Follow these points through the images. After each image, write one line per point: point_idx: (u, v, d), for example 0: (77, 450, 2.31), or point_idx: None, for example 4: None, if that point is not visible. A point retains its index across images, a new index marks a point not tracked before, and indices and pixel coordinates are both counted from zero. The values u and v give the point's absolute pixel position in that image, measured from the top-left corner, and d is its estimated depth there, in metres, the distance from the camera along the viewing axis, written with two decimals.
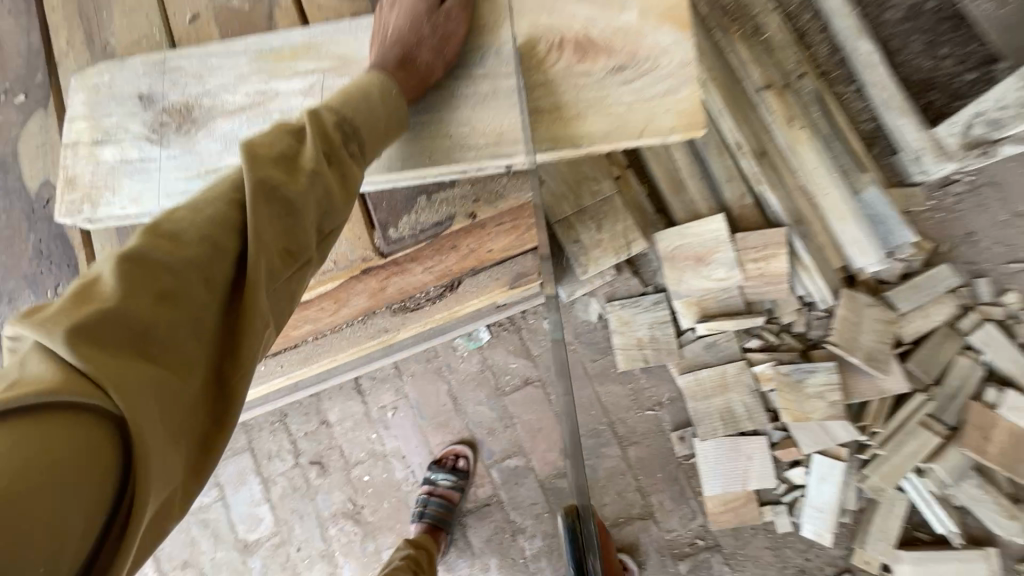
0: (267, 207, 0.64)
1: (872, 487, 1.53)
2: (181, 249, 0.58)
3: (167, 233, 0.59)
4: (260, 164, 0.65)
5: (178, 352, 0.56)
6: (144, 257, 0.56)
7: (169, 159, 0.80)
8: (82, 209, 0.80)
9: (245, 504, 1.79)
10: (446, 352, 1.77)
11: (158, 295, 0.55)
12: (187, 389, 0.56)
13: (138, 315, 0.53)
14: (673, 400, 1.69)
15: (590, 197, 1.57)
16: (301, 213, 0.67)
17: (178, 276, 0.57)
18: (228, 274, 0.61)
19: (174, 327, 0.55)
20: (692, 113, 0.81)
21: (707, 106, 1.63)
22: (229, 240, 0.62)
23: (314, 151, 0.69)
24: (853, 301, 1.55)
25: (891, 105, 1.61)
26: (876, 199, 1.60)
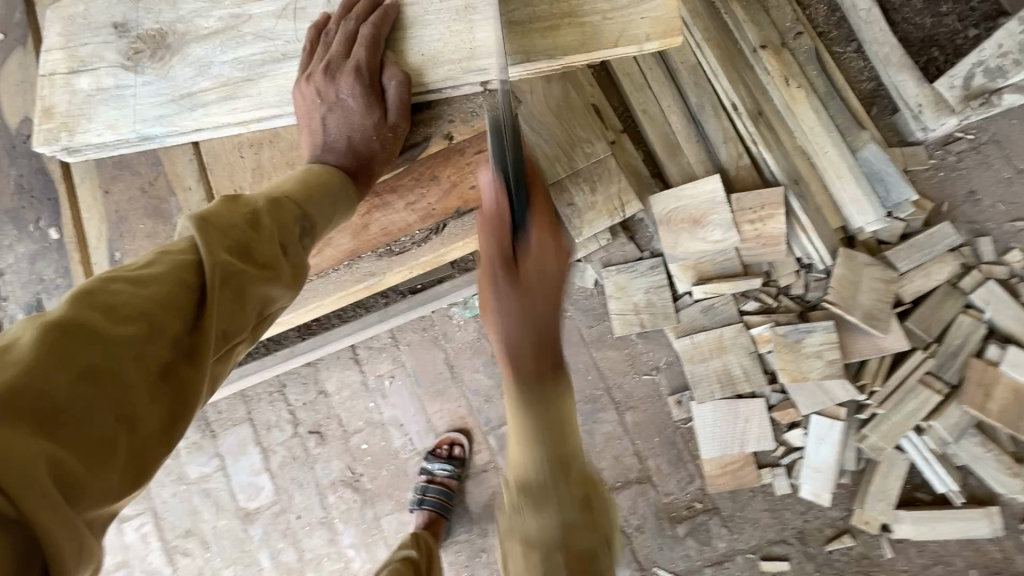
0: (233, 235, 0.63)
1: (871, 446, 1.53)
2: (121, 314, 0.52)
3: (101, 292, 0.53)
4: (215, 227, 0.63)
5: (94, 430, 0.47)
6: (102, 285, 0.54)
7: (144, 85, 0.81)
8: (58, 137, 0.81)
9: (244, 473, 1.79)
10: (442, 320, 1.77)
11: (116, 313, 0.52)
12: (97, 473, 0.47)
13: (86, 328, 0.49)
14: (670, 363, 1.68)
15: (583, 159, 1.55)
16: (254, 283, 0.63)
17: (137, 301, 0.54)
18: (168, 348, 0.55)
19: (99, 403, 0.48)
20: (665, 20, 0.84)
21: (702, 67, 1.62)
22: (173, 306, 0.56)
23: (269, 205, 0.70)
24: (851, 260, 1.52)
25: (890, 60, 1.59)
26: (875, 157, 1.57)
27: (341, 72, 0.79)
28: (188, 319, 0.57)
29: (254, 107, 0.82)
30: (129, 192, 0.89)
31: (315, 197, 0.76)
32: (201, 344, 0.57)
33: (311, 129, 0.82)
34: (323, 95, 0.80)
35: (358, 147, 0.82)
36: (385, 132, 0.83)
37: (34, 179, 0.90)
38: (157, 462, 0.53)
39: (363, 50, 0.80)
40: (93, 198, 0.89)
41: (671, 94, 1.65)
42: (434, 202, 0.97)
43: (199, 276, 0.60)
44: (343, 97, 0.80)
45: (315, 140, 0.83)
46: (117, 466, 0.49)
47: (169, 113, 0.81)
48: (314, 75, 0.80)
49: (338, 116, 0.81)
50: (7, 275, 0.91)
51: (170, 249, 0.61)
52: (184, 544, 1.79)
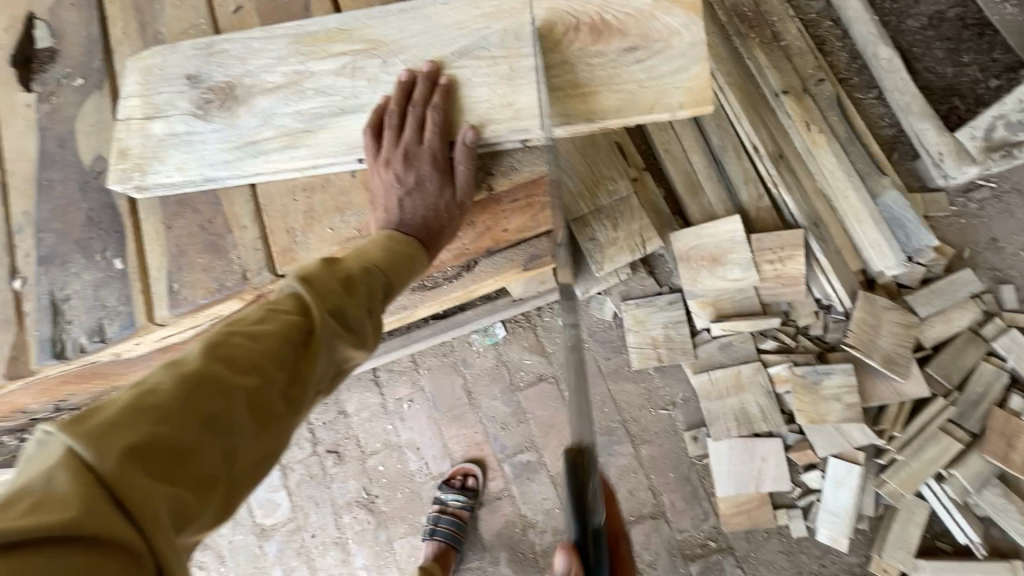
0: (329, 292, 0.68)
1: (889, 493, 1.52)
2: (241, 366, 0.57)
3: (226, 343, 0.58)
4: (319, 291, 0.67)
5: (207, 470, 0.50)
6: (227, 333, 0.59)
7: (212, 132, 0.88)
8: (132, 177, 0.88)
9: (263, 489, 1.83)
10: (462, 347, 1.81)
11: (237, 362, 0.57)
12: (205, 510, 0.49)
13: (211, 374, 0.54)
14: (686, 400, 1.69)
15: (606, 196, 1.59)
16: (345, 349, 0.68)
17: (253, 349, 0.59)
18: (277, 400, 0.58)
19: (213, 446, 0.52)
20: (700, 90, 0.87)
21: (724, 110, 1.67)
22: (286, 361, 0.60)
23: (361, 271, 0.74)
24: (871, 304, 1.53)
25: (912, 109, 1.61)
26: (895, 202, 1.59)
27: (417, 159, 0.85)
28: (294, 375, 0.61)
29: (312, 156, 0.87)
30: (187, 225, 0.95)
31: (394, 263, 0.79)
32: (301, 396, 0.61)
33: (386, 207, 0.87)
34: (402, 180, 0.85)
35: (431, 223, 0.86)
36: (455, 209, 0.87)
37: (97, 209, 0.96)
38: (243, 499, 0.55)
39: (434, 136, 0.84)
40: (153, 230, 0.95)
41: (693, 135, 1.70)
42: (469, 245, 0.98)
43: (307, 334, 0.64)
44: (419, 180, 0.85)
45: (389, 220, 0.87)
46: (219, 503, 0.51)
47: (233, 159, 0.87)
48: (391, 161, 0.85)
49: (416, 199, 0.86)
50: (70, 299, 0.94)
51: (278, 304, 0.66)
52: (201, 558, 1.82)
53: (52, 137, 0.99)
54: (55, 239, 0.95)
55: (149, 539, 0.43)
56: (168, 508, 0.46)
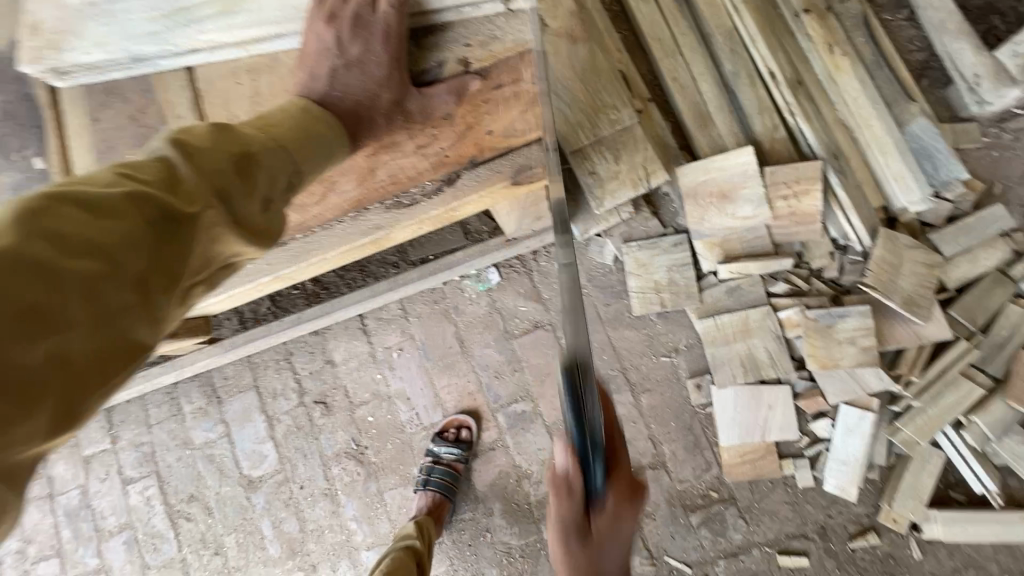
0: (207, 172, 0.60)
1: (903, 441, 1.44)
2: (76, 247, 0.49)
3: (52, 215, 0.48)
4: (199, 167, 0.59)
5: (33, 369, 0.44)
6: (56, 200, 0.49)
7: (136, 0, 0.81)
8: (44, 57, 0.80)
9: (249, 440, 1.77)
10: (453, 293, 1.71)
11: (71, 241, 0.48)
12: (32, 413, 0.44)
13: (35, 253, 0.46)
14: (690, 346, 1.59)
15: (607, 126, 1.45)
16: (226, 237, 0.61)
17: (93, 226, 0.50)
18: (127, 290, 0.51)
19: (38, 342, 0.45)
20: None
21: (739, 33, 1.52)
22: (143, 245, 0.53)
23: (263, 150, 0.66)
24: (892, 242, 1.42)
25: (947, 27, 1.47)
26: (923, 130, 1.46)
27: (365, 28, 0.78)
28: (155, 261, 0.54)
29: (253, 23, 0.82)
30: (120, 124, 0.82)
31: (306, 136, 0.72)
32: (163, 286, 0.55)
33: (316, 70, 0.79)
34: (342, 46, 0.78)
35: (363, 109, 0.79)
36: (393, 110, 0.81)
37: (16, 105, 0.85)
38: (96, 397, 0.50)
39: (388, 11, 0.78)
40: (80, 127, 0.82)
41: (702, 60, 1.54)
42: (447, 147, 0.87)
43: (173, 214, 0.55)
44: (363, 56, 0.78)
45: (316, 85, 0.79)
46: (54, 403, 0.46)
47: (161, 29, 0.81)
48: (334, 19, 0.79)
49: (352, 72, 0.78)
50: None
51: (134, 169, 0.56)
52: (187, 509, 1.77)
53: None
54: None
55: None
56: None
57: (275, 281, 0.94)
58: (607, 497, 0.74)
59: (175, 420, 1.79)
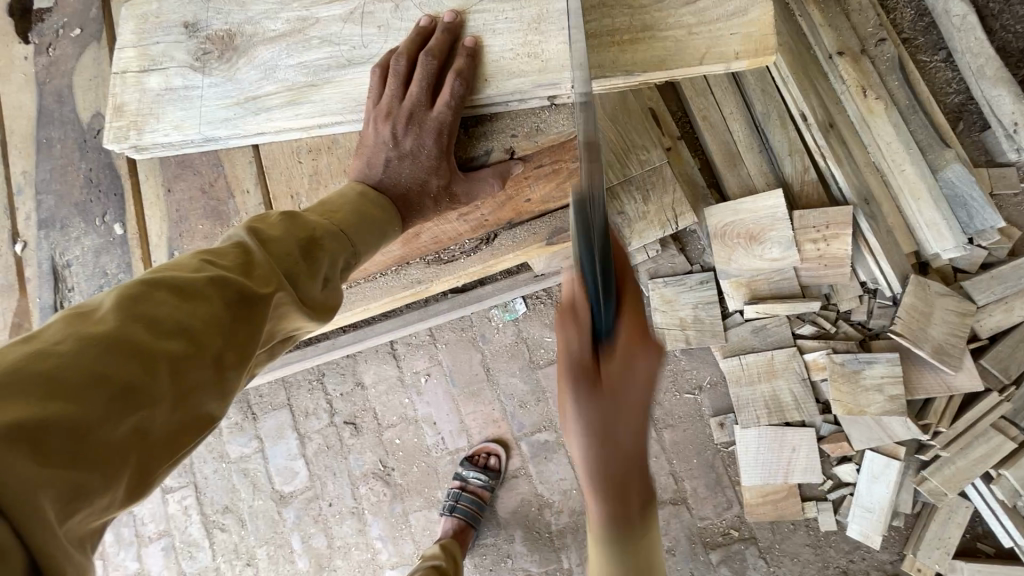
0: (280, 255, 0.63)
1: (930, 491, 1.43)
2: (163, 328, 0.52)
3: (146, 301, 0.53)
4: (270, 252, 0.62)
5: (114, 447, 0.46)
6: (148, 288, 0.54)
7: (211, 87, 0.83)
8: (128, 136, 0.82)
9: (282, 457, 1.84)
10: (481, 323, 1.75)
11: (162, 324, 0.52)
12: (109, 488, 0.46)
13: (130, 335, 0.50)
14: (715, 384, 1.61)
15: (637, 167, 1.48)
16: (294, 318, 0.63)
17: (180, 309, 0.54)
18: (206, 367, 0.54)
19: (125, 417, 0.47)
20: (759, 38, 0.82)
21: (771, 75, 1.53)
22: (222, 324, 0.56)
23: (325, 230, 0.69)
24: (924, 289, 1.41)
25: (985, 72, 1.46)
26: (959, 178, 1.44)
27: (419, 125, 0.75)
28: (229, 340, 0.56)
29: (316, 113, 0.81)
30: (186, 186, 0.90)
31: (360, 222, 0.73)
32: (235, 364, 0.57)
33: (369, 162, 0.78)
34: (397, 141, 0.76)
35: (413, 199, 0.78)
36: (442, 194, 0.79)
37: (96, 169, 0.94)
38: (164, 469, 0.52)
39: (445, 110, 0.75)
40: (153, 193, 0.91)
41: (733, 101, 1.56)
42: (489, 214, 0.90)
43: (247, 295, 0.58)
44: (415, 149, 0.76)
45: (369, 174, 0.78)
46: (128, 478, 0.48)
47: (234, 116, 0.82)
48: (390, 115, 0.76)
49: (406, 164, 0.77)
50: (67, 262, 0.94)
51: (217, 255, 0.60)
52: (222, 520, 1.85)
53: (50, 92, 0.97)
54: (53, 199, 0.95)
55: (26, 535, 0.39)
56: (59, 494, 0.42)
57: (324, 326, 1.02)
58: (616, 336, 0.61)
59: (213, 434, 1.87)
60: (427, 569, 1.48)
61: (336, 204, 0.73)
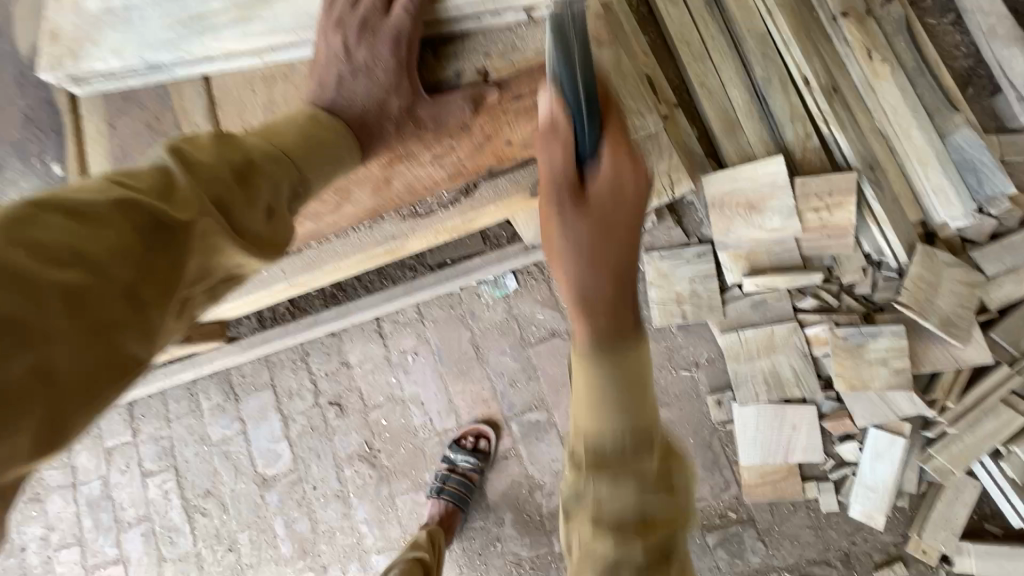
0: (208, 180, 0.55)
1: (936, 469, 1.37)
2: (56, 255, 0.44)
3: (33, 225, 0.44)
4: (197, 175, 0.54)
5: (1, 392, 0.39)
6: (36, 211, 0.45)
7: (151, 5, 0.75)
8: (64, 64, 0.76)
9: (264, 439, 1.78)
10: (470, 299, 1.69)
11: (53, 251, 0.44)
12: (6, 439, 0.39)
13: (13, 262, 0.42)
14: (711, 360, 1.55)
15: (632, 132, 1.38)
16: (234, 249, 0.56)
17: (78, 234, 0.46)
18: (115, 301, 0.46)
19: (12, 357, 0.40)
20: None
21: (771, 38, 1.46)
22: (134, 251, 0.48)
23: (266, 156, 0.61)
24: (931, 259, 1.35)
25: (996, 33, 1.41)
26: (967, 142, 1.38)
27: (374, 33, 0.68)
28: (146, 269, 0.48)
29: (270, 33, 0.75)
30: (138, 130, 0.83)
31: (311, 148, 0.66)
32: (157, 298, 0.49)
33: (321, 80, 0.71)
34: (349, 53, 0.69)
35: (372, 121, 0.71)
36: (404, 117, 0.73)
37: (37, 107, 0.87)
38: (82, 421, 0.45)
39: (403, 15, 0.68)
40: (98, 133, 0.83)
41: (732, 65, 1.49)
42: (465, 157, 0.83)
43: (165, 218, 0.50)
44: (370, 61, 0.69)
45: (321, 95, 0.71)
46: (33, 427, 0.41)
47: (177, 38, 0.75)
48: (342, 24, 0.69)
49: (361, 80, 0.69)
50: (7, 211, 0.86)
51: (130, 177, 0.52)
52: (203, 504, 1.79)
53: None
54: None
55: None
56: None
57: (293, 288, 0.95)
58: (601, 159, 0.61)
59: (193, 415, 1.81)
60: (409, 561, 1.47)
61: (282, 130, 0.65)
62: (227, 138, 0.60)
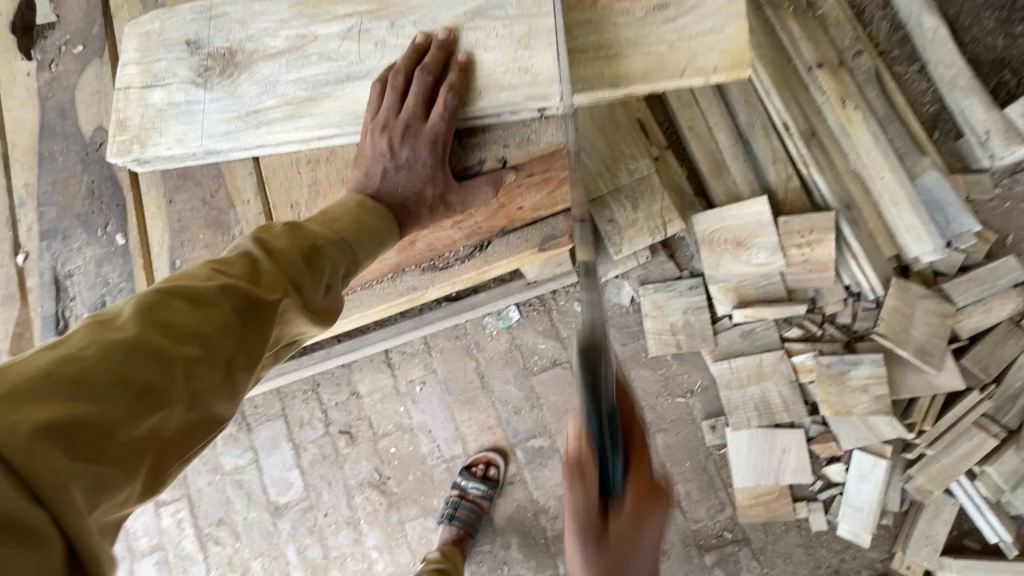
0: (288, 264, 0.66)
1: (917, 489, 1.47)
2: (180, 333, 0.54)
3: (163, 308, 0.55)
4: (278, 260, 0.65)
5: (134, 447, 0.49)
6: (164, 296, 0.56)
7: (212, 101, 0.86)
8: (131, 149, 0.86)
9: (276, 468, 1.84)
10: (475, 330, 1.77)
11: (176, 329, 0.54)
12: (130, 483, 0.48)
13: (149, 340, 0.52)
14: (705, 388, 1.63)
15: (626, 176, 1.52)
16: (300, 323, 0.66)
17: (195, 315, 0.56)
18: (217, 371, 0.56)
19: (146, 417, 0.50)
20: (738, 53, 0.85)
21: (753, 85, 1.57)
22: (234, 329, 0.58)
23: (329, 240, 0.71)
24: (905, 292, 1.45)
25: (957, 83, 1.53)
26: (936, 184, 1.49)
27: (416, 136, 0.79)
28: (242, 345, 0.59)
29: (316, 127, 0.84)
30: (190, 202, 0.94)
31: (360, 232, 0.76)
32: (246, 368, 0.59)
33: (367, 172, 0.81)
34: (393, 152, 0.79)
35: (410, 207, 0.81)
36: (437, 202, 0.83)
37: (99, 182, 0.97)
38: (176, 470, 0.54)
39: (441, 121, 0.79)
40: (155, 205, 0.95)
41: (719, 112, 1.60)
42: (481, 221, 0.94)
43: (258, 301, 0.61)
44: (412, 159, 0.79)
45: (366, 184, 0.81)
46: (146, 474, 0.50)
47: (234, 129, 0.85)
48: (387, 127, 0.79)
49: (403, 175, 0.80)
50: (73, 276, 0.97)
51: (227, 263, 0.63)
52: (216, 533, 1.84)
53: (53, 107, 1.00)
54: (57, 212, 0.98)
55: (59, 525, 0.42)
56: (86, 490, 0.44)
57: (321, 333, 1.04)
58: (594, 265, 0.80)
59: (207, 446, 1.87)
60: (432, 570, 1.50)
61: (338, 215, 0.76)
62: (297, 225, 0.71)
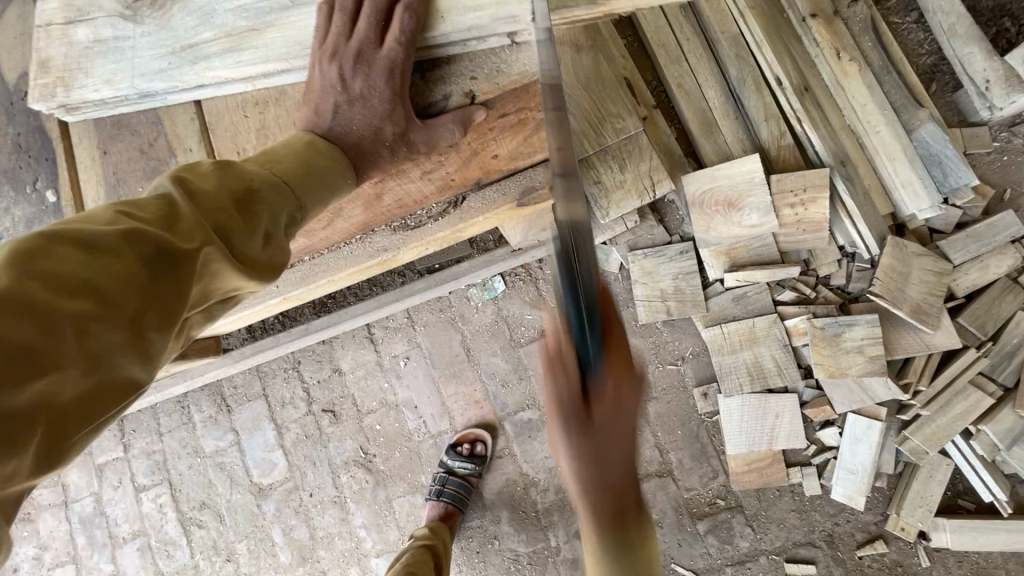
0: (211, 210, 0.59)
1: (911, 450, 1.45)
2: (69, 285, 0.48)
3: (49, 255, 0.48)
4: (199, 204, 0.58)
5: (14, 416, 0.43)
6: (51, 241, 0.49)
7: (143, 36, 0.79)
8: (55, 94, 0.79)
9: (259, 449, 1.78)
10: (460, 302, 1.71)
11: (66, 280, 0.48)
12: (16, 457, 0.44)
13: (30, 291, 0.45)
14: (697, 354, 1.59)
15: (612, 136, 1.45)
16: (229, 275, 0.60)
17: (91, 265, 0.49)
18: (121, 328, 0.50)
19: (26, 381, 0.44)
20: None
21: (744, 38, 1.49)
22: (140, 282, 0.52)
23: (264, 183, 0.64)
24: (901, 250, 1.40)
25: (957, 30, 1.44)
26: (933, 137, 1.43)
27: (369, 64, 0.72)
28: (151, 299, 0.52)
29: (261, 60, 0.78)
30: (128, 152, 0.86)
31: (309, 175, 0.69)
32: (158, 325, 0.53)
33: (318, 108, 0.75)
34: (345, 84, 0.72)
35: (367, 147, 0.74)
36: (398, 142, 0.76)
37: (28, 136, 0.89)
38: (79, 437, 0.49)
39: (396, 47, 0.72)
40: (90, 156, 0.86)
41: (708, 67, 1.53)
42: (453, 172, 0.87)
43: (170, 251, 0.54)
44: (366, 91, 0.72)
45: (317, 123, 0.75)
46: (36, 443, 0.45)
47: (168, 66, 0.78)
48: (337, 56, 0.73)
49: (357, 109, 0.73)
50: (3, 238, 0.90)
51: (136, 206, 0.56)
52: (199, 516, 1.79)
53: None
54: None
55: None
56: None
57: (289, 300, 0.98)
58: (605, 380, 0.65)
59: (186, 428, 1.81)
60: (420, 550, 1.48)
61: (277, 158, 0.69)
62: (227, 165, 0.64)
